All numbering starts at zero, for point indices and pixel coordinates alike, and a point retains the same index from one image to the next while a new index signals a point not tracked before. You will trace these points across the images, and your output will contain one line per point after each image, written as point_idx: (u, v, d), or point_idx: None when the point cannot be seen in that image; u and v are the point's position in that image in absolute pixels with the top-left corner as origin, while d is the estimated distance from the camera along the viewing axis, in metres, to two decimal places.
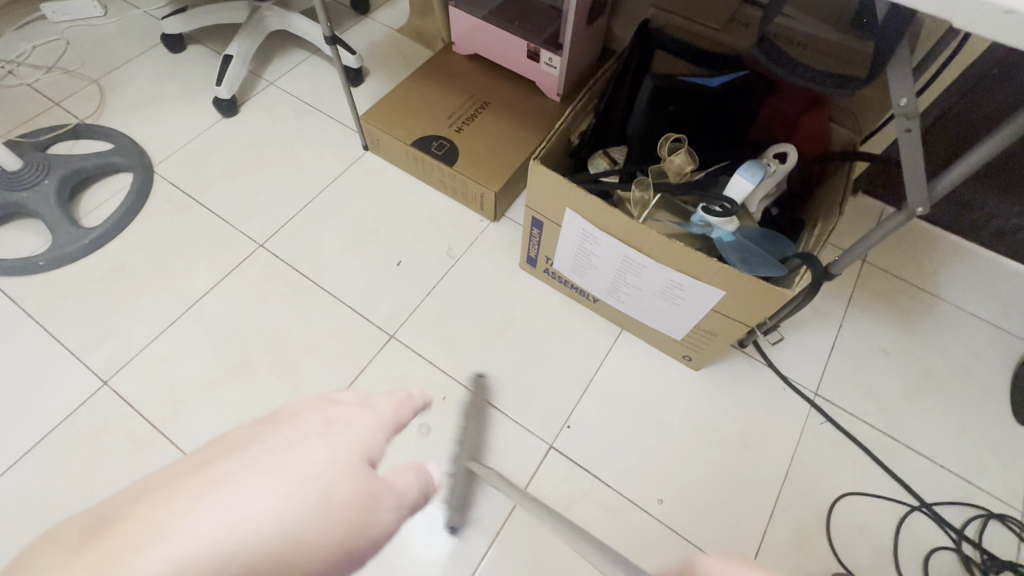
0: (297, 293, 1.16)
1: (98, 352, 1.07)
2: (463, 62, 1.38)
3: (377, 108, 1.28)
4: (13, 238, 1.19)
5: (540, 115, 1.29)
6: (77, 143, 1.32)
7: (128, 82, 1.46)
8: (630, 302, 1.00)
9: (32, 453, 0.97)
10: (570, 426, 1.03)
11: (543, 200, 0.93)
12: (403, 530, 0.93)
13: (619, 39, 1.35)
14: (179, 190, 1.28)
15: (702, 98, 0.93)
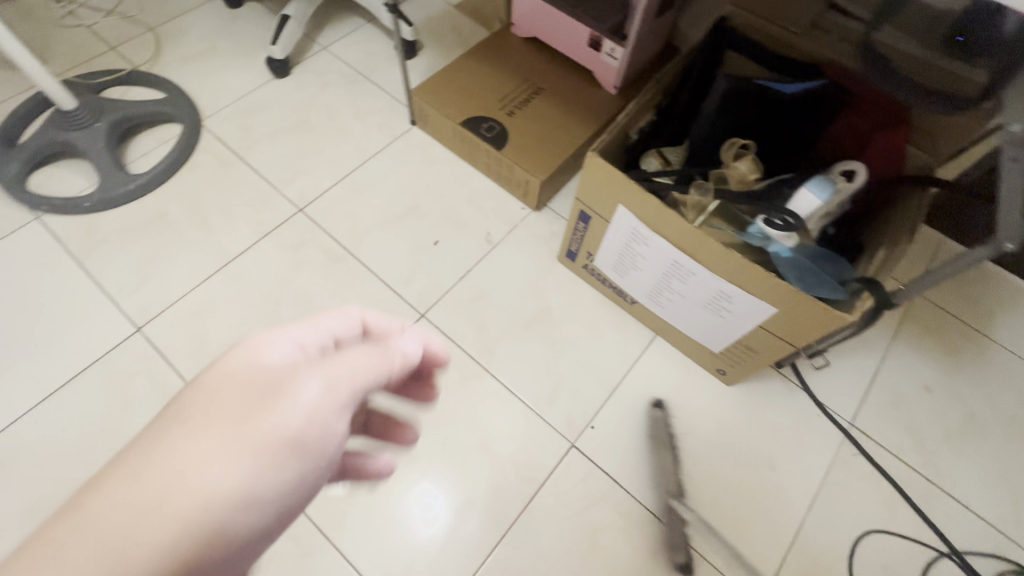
0: (332, 262, 1.15)
1: (134, 298, 1.08)
2: (520, 44, 1.35)
3: (429, 83, 1.26)
4: (61, 176, 1.20)
5: (593, 107, 1.26)
6: (130, 89, 1.33)
7: (184, 33, 1.45)
8: (670, 308, 0.97)
9: (63, 389, 0.98)
10: (593, 427, 1.01)
11: (595, 193, 0.90)
12: (401, 509, 0.92)
13: (683, 37, 1.31)
14: (224, 147, 1.28)
15: (772, 107, 0.91)
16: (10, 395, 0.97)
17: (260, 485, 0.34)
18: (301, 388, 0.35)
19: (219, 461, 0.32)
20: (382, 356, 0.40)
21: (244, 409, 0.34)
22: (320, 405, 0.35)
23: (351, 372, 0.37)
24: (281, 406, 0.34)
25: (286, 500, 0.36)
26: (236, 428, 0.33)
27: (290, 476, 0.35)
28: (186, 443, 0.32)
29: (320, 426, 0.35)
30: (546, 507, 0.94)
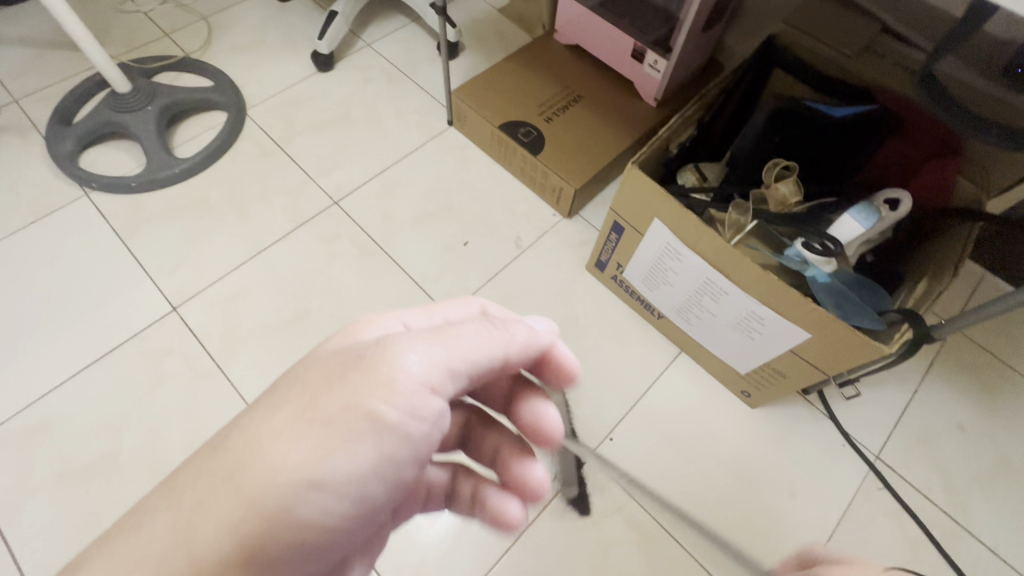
0: (363, 256, 1.17)
1: (172, 277, 1.11)
2: (562, 51, 1.35)
3: (470, 85, 1.27)
4: (111, 155, 1.25)
5: (632, 118, 1.25)
6: (181, 75, 1.37)
7: (235, 24, 1.50)
8: (699, 326, 0.96)
9: (101, 361, 1.02)
10: (611, 439, 1.01)
11: (630, 205, 0.90)
12: None
13: (728, 53, 1.30)
14: (267, 136, 1.32)
15: (817, 131, 0.90)
16: (51, 363, 1.01)
17: (341, 451, 0.36)
18: (397, 358, 0.37)
19: (308, 424, 0.35)
20: (477, 341, 0.42)
21: (341, 372, 0.37)
22: (405, 385, 0.37)
23: (440, 351, 0.39)
24: (378, 372, 0.37)
25: (374, 468, 0.37)
26: (327, 394, 0.36)
27: (374, 449, 0.37)
28: (281, 404, 0.37)
29: (411, 400, 0.37)
30: (560, 515, 0.94)
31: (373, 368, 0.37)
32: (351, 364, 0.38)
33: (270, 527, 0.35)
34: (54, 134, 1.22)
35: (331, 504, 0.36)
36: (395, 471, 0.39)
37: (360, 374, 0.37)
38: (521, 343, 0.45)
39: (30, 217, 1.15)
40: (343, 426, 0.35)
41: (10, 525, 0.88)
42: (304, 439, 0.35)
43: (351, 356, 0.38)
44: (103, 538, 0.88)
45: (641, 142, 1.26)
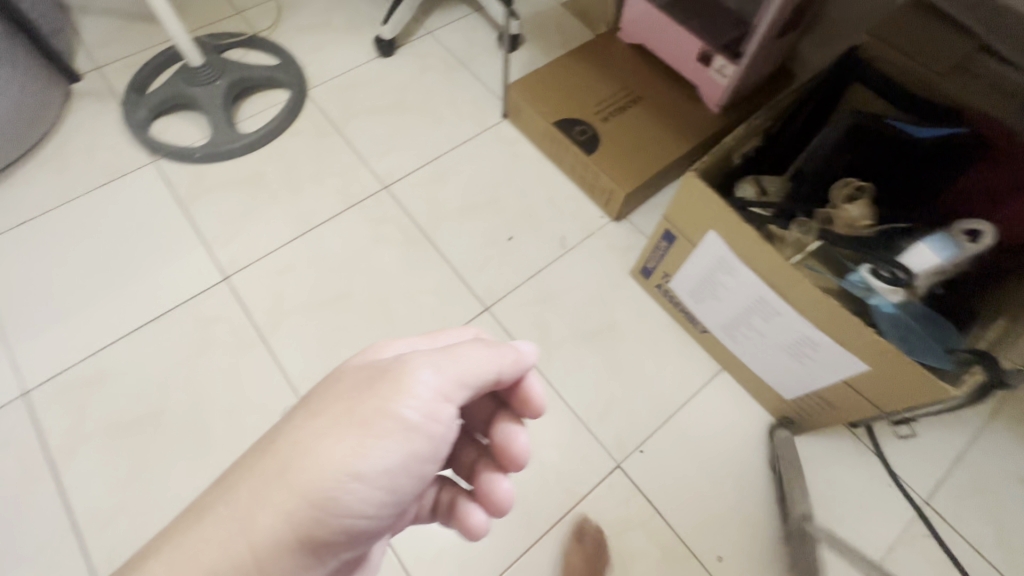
0: (408, 242, 1.18)
1: (227, 248, 1.16)
2: (624, 50, 1.32)
3: (528, 79, 1.26)
4: (179, 126, 1.30)
5: (692, 124, 1.21)
6: (250, 52, 1.41)
7: (304, 5, 1.53)
8: (745, 344, 0.92)
9: (156, 322, 1.07)
10: (642, 451, 0.99)
11: (685, 215, 0.87)
12: None
13: (801, 61, 1.23)
14: (325, 117, 1.34)
15: (895, 155, 0.87)
16: (110, 319, 1.07)
17: (367, 457, 0.43)
18: (414, 374, 0.44)
19: (349, 430, 0.42)
20: (483, 359, 0.48)
21: (366, 387, 0.44)
22: (428, 392, 0.44)
23: (450, 369, 0.46)
24: (398, 387, 0.44)
25: (398, 468, 0.44)
26: (361, 401, 0.43)
27: (395, 454, 0.44)
28: (317, 411, 0.44)
29: (426, 411, 0.44)
30: (583, 522, 0.93)
31: (399, 377, 0.44)
32: (377, 374, 0.45)
33: (328, 500, 0.42)
34: (130, 103, 1.28)
35: (361, 500, 0.44)
36: (415, 471, 0.46)
37: (388, 382, 0.44)
38: (524, 358, 0.52)
39: (102, 179, 1.22)
40: (368, 435, 0.42)
41: (63, 468, 0.94)
42: (335, 448, 0.42)
43: (375, 368, 0.45)
44: (144, 490, 0.93)
45: (699, 149, 1.22)
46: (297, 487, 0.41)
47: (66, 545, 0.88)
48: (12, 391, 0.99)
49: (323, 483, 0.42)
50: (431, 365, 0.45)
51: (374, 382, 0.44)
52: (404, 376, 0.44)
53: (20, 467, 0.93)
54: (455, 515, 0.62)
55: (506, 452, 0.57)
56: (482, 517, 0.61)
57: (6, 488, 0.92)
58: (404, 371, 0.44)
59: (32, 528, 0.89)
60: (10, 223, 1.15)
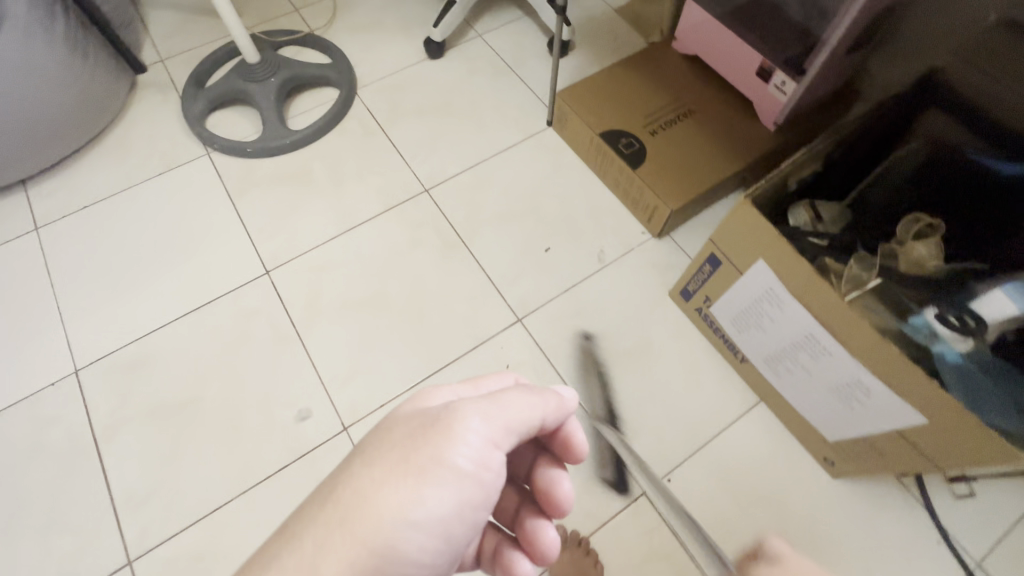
0: (445, 247, 1.18)
1: (269, 243, 1.18)
2: (678, 61, 1.27)
3: (577, 87, 1.24)
4: (233, 120, 1.34)
5: (745, 141, 1.16)
6: (304, 50, 1.44)
7: (358, 4, 1.55)
8: (788, 380, 0.88)
9: (200, 311, 1.11)
10: (669, 480, 0.95)
11: (733, 241, 0.83)
12: None
13: (869, 79, 1.15)
14: (371, 117, 1.36)
15: (976, 191, 0.81)
16: (158, 305, 1.11)
17: (424, 505, 0.43)
18: (466, 422, 0.45)
19: (405, 477, 0.43)
20: (529, 407, 0.49)
21: (421, 437, 0.44)
22: (479, 438, 0.45)
23: (500, 417, 0.47)
24: (451, 436, 0.44)
25: (451, 517, 0.45)
26: (416, 450, 0.44)
27: (449, 502, 0.44)
28: (373, 461, 0.44)
29: (479, 458, 0.45)
30: (603, 548, 0.91)
31: (451, 424, 0.45)
32: (429, 422, 0.45)
33: (388, 551, 0.42)
34: (189, 96, 1.33)
35: (416, 553, 0.44)
36: (468, 519, 0.46)
37: (441, 430, 0.45)
38: (565, 404, 0.53)
39: (159, 168, 1.27)
40: (425, 483, 0.43)
41: (106, 446, 0.98)
42: (394, 497, 0.43)
43: (427, 416, 0.46)
44: (178, 473, 0.96)
45: (751, 168, 1.16)
46: (356, 542, 0.41)
47: (104, 520, 0.93)
48: (66, 367, 1.04)
49: (380, 537, 0.42)
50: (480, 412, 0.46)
51: (426, 429, 0.45)
52: (457, 423, 0.45)
53: (69, 441, 0.98)
54: (500, 565, 0.59)
55: (550, 496, 0.57)
56: (529, 566, 0.59)
57: (55, 459, 0.97)
58: (456, 418, 0.45)
59: (76, 500, 0.94)
60: (74, 207, 1.22)
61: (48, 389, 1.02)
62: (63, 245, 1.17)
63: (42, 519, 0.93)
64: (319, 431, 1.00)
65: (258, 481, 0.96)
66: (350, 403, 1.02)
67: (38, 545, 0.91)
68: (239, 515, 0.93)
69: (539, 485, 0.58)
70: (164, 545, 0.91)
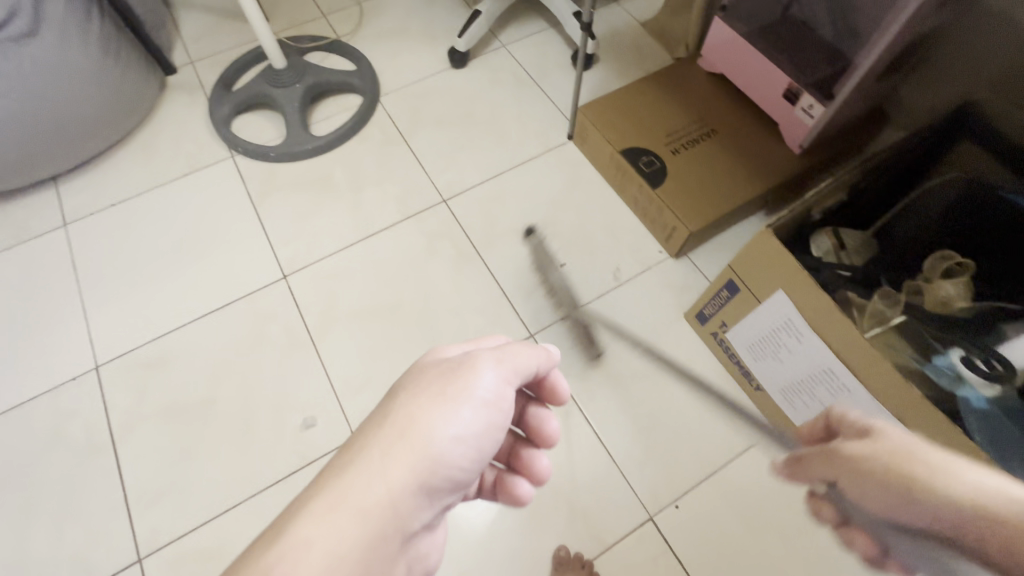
0: (461, 258, 1.18)
1: (288, 248, 1.20)
2: (703, 79, 1.26)
3: (599, 103, 1.23)
4: (258, 124, 1.36)
5: (769, 163, 1.14)
6: (329, 56, 1.46)
7: (385, 11, 1.56)
8: (804, 412, 0.86)
9: (217, 312, 1.12)
10: (677, 507, 0.94)
11: (753, 270, 0.81)
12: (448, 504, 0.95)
13: (899, 103, 1.12)
14: (393, 125, 1.36)
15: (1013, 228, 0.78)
16: (177, 305, 1.13)
17: (459, 430, 0.47)
18: (486, 363, 0.50)
19: (443, 405, 0.47)
20: (534, 351, 0.54)
21: (446, 375, 0.48)
22: (498, 375, 0.50)
23: (511, 358, 0.51)
24: (475, 373, 0.49)
25: (477, 446, 0.49)
26: (450, 383, 0.48)
27: (478, 429, 0.48)
28: (412, 395, 0.47)
29: (497, 393, 0.50)
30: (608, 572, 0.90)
31: (475, 363, 0.50)
32: (456, 363, 0.49)
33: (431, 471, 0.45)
34: (216, 99, 1.35)
35: (452, 472, 0.47)
36: (491, 448, 0.51)
37: (468, 368, 0.49)
38: (552, 358, 0.57)
39: (184, 169, 1.29)
40: (461, 408, 0.47)
41: (122, 442, 1.00)
42: (434, 423, 0.46)
43: (451, 359, 0.50)
44: (190, 473, 0.98)
45: (773, 191, 1.15)
46: (404, 465, 0.44)
47: (118, 516, 0.94)
48: (86, 362, 1.07)
49: (422, 462, 0.45)
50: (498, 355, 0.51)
51: (455, 367, 0.49)
52: (480, 363, 0.50)
53: (87, 435, 1.00)
54: (501, 492, 0.66)
55: (540, 433, 0.64)
56: (528, 488, 0.66)
57: (73, 453, 0.99)
58: (477, 358, 0.50)
59: (91, 495, 0.96)
60: (102, 205, 1.25)
61: (69, 383, 1.05)
62: (90, 242, 1.20)
63: (58, 511, 0.95)
64: (329, 438, 1.01)
65: (268, 485, 0.97)
66: (361, 412, 1.03)
67: (53, 538, 0.93)
68: (247, 518, 0.94)
69: (530, 424, 0.64)
70: (173, 545, 0.92)
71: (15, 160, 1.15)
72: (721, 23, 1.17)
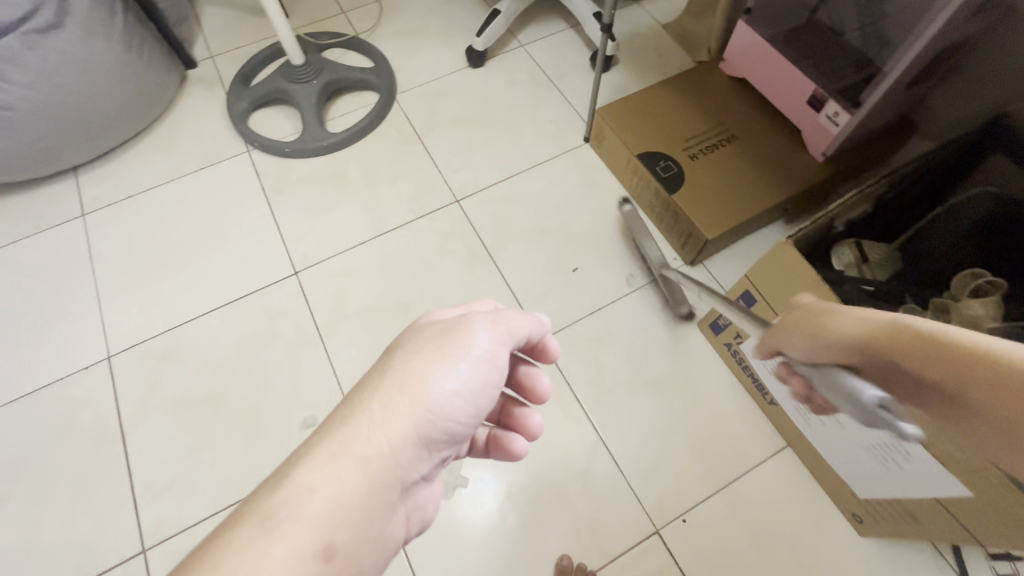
0: (472, 259, 1.17)
1: (301, 244, 1.20)
2: (724, 83, 1.23)
3: (617, 105, 1.21)
4: (274, 119, 1.36)
5: (790, 171, 1.11)
6: (347, 53, 1.46)
7: (404, 9, 1.56)
8: (818, 428, 0.84)
9: (228, 306, 1.13)
10: (684, 520, 0.92)
11: (771, 281, 0.79)
12: (451, 507, 0.94)
13: (930, 112, 1.08)
14: (409, 123, 1.36)
15: None
16: (190, 298, 1.14)
17: (456, 387, 0.45)
18: (481, 325, 0.49)
19: (438, 360, 0.45)
20: (527, 317, 0.53)
21: (443, 334, 0.47)
22: (493, 335, 0.49)
23: (506, 321, 0.50)
24: (471, 332, 0.48)
25: (475, 405, 0.47)
26: (446, 340, 0.46)
27: (476, 389, 0.47)
28: (408, 353, 0.46)
29: (493, 351, 0.48)
30: None
31: (469, 325, 0.48)
32: (451, 324, 0.48)
33: (429, 425, 0.44)
34: (234, 93, 1.36)
35: (448, 429, 0.46)
36: (487, 409, 0.49)
37: (463, 328, 0.48)
38: (544, 326, 0.55)
39: (200, 162, 1.30)
40: (457, 366, 0.46)
41: (131, 433, 1.01)
42: (431, 378, 0.44)
43: (445, 320, 0.49)
44: (196, 466, 0.98)
45: (794, 200, 1.12)
46: (403, 416, 0.43)
47: (124, 506, 0.95)
48: (99, 352, 1.08)
49: (421, 415, 0.44)
50: (492, 318, 0.50)
51: (447, 328, 0.48)
52: (475, 323, 0.49)
53: (97, 425, 1.01)
54: (496, 448, 0.65)
55: (533, 389, 0.63)
56: (522, 444, 0.66)
57: (83, 442, 1.00)
58: (472, 319, 0.49)
59: (100, 484, 0.97)
60: (120, 196, 1.26)
61: (82, 372, 1.06)
62: (106, 233, 1.21)
63: (66, 498, 0.96)
64: None
65: None
66: None
67: (60, 525, 0.94)
68: None
69: (519, 380, 0.64)
70: (177, 537, 0.92)
71: (37, 150, 1.17)
72: (744, 26, 1.15)
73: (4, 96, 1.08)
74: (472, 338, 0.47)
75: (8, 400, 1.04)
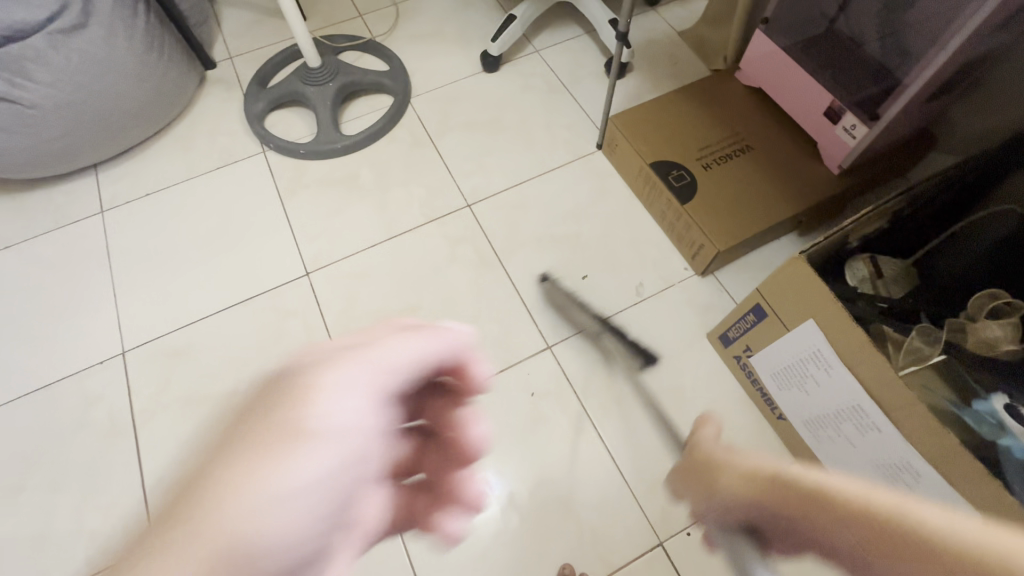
0: (482, 264, 1.17)
1: (313, 245, 1.21)
2: (740, 93, 1.22)
3: (630, 113, 1.20)
4: (290, 121, 1.38)
5: (805, 183, 1.10)
6: (363, 56, 1.47)
7: (420, 13, 1.57)
8: (828, 447, 0.83)
9: (240, 306, 1.14)
10: (689, 534, 0.91)
11: (783, 296, 0.78)
12: None
13: (951, 126, 1.06)
14: (422, 127, 1.37)
15: None
16: (203, 296, 1.15)
17: (304, 484, 0.31)
18: (342, 375, 0.34)
19: (268, 453, 0.31)
20: (424, 340, 0.37)
21: (281, 406, 0.32)
22: (357, 388, 0.34)
23: (388, 358, 0.36)
24: (325, 391, 0.33)
25: (340, 495, 0.33)
26: (284, 414, 0.32)
27: (336, 474, 0.33)
28: (231, 448, 0.32)
29: (362, 416, 0.34)
30: None
31: (323, 378, 0.33)
32: (296, 384, 0.33)
33: (263, 550, 0.30)
34: (251, 94, 1.38)
35: (302, 541, 0.32)
36: (365, 491, 0.35)
37: (314, 388, 0.33)
38: (456, 341, 0.39)
39: (217, 162, 1.32)
40: (302, 452, 0.32)
41: (143, 428, 1.02)
42: (260, 480, 0.31)
43: (292, 376, 0.34)
44: None
45: (808, 213, 1.10)
46: (212, 552, 0.29)
47: (134, 500, 0.97)
48: (114, 348, 1.10)
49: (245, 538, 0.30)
50: (361, 356, 0.35)
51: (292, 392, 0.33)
52: (333, 375, 0.34)
53: (110, 419, 1.03)
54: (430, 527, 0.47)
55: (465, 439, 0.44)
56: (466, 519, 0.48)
57: (96, 435, 1.02)
58: (327, 368, 0.34)
59: (110, 477, 0.98)
60: (138, 194, 1.28)
61: (96, 367, 1.08)
62: (124, 230, 1.24)
63: (78, 491, 0.97)
64: None
65: None
66: None
67: (71, 517, 0.95)
68: None
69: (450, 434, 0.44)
70: None
71: (58, 148, 1.19)
72: (762, 36, 1.14)
73: (27, 94, 1.10)
74: (323, 402, 0.33)
75: (25, 392, 1.06)
